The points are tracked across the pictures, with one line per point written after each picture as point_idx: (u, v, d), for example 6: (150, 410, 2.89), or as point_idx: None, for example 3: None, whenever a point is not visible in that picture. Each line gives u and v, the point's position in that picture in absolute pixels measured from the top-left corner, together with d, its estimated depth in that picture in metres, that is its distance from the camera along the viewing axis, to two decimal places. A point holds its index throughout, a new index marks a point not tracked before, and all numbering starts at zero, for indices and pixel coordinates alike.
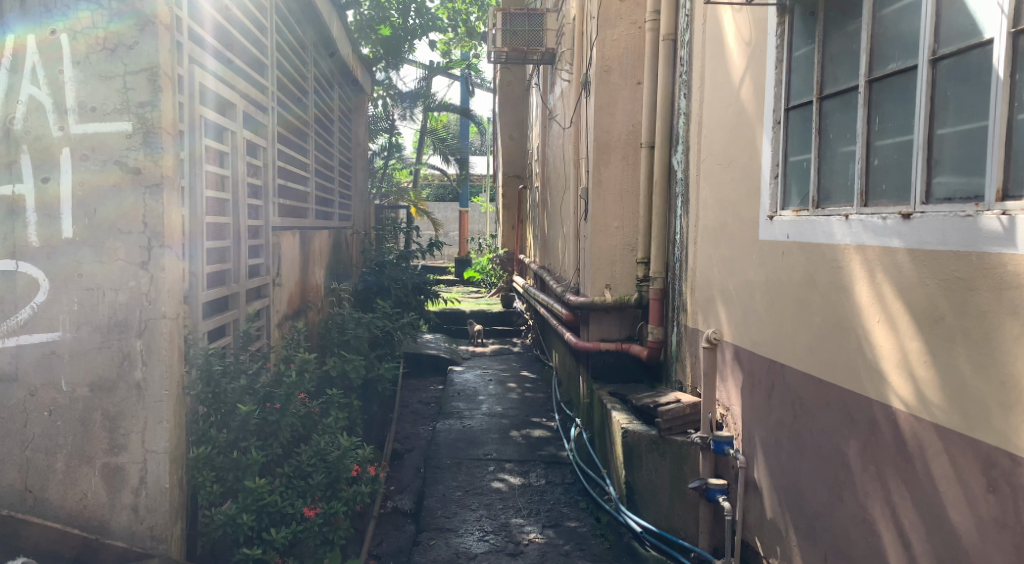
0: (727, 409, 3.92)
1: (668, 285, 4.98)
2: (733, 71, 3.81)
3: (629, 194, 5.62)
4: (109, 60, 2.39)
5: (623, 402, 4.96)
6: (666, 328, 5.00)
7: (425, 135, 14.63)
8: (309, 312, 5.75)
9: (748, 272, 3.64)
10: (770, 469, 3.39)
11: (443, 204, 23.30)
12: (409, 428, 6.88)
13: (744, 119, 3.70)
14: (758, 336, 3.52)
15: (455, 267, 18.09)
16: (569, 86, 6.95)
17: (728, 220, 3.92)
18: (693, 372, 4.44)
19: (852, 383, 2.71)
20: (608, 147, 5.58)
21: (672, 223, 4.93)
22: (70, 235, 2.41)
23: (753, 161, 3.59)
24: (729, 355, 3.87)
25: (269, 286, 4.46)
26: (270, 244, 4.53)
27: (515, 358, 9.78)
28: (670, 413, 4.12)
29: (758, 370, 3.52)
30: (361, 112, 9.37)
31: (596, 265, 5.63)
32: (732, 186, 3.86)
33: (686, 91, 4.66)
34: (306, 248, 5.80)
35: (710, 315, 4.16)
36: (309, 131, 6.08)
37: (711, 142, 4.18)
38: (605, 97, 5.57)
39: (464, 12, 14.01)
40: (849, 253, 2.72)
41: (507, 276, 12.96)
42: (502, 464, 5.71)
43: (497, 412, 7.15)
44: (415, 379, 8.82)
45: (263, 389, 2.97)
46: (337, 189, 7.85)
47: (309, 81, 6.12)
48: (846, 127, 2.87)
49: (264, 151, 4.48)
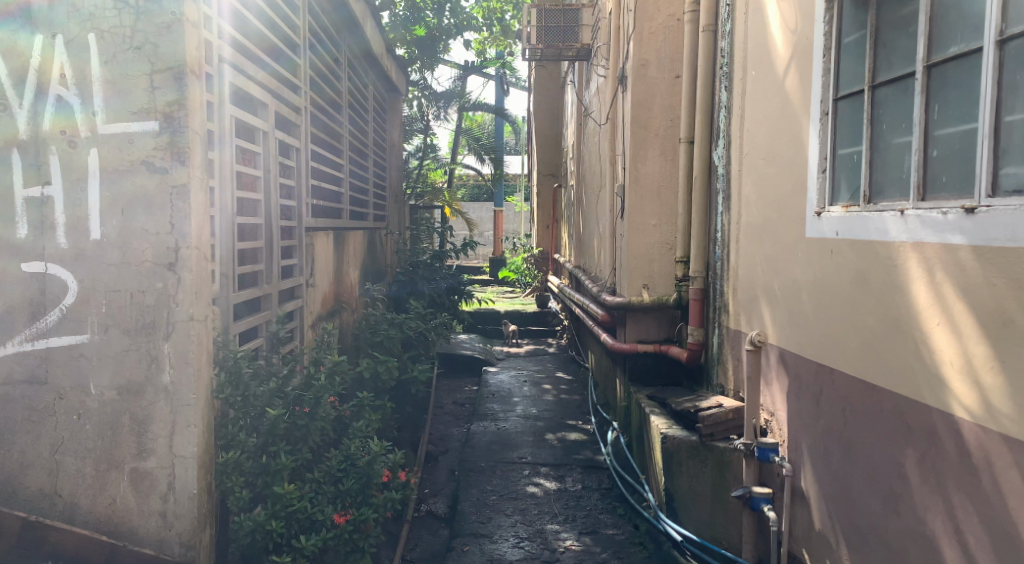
0: (772, 414, 3.76)
1: (708, 285, 4.82)
2: (778, 61, 3.65)
3: (667, 191, 5.47)
4: (136, 58, 2.35)
5: (662, 406, 4.82)
6: (707, 329, 4.84)
7: (460, 135, 14.62)
8: (344, 312, 5.73)
9: (794, 272, 3.48)
10: (818, 478, 3.23)
11: (478, 204, 23.30)
12: (443, 430, 6.83)
13: (789, 111, 3.54)
14: (805, 338, 3.36)
15: (490, 266, 18.06)
16: (605, 82, 6.82)
17: (772, 217, 3.75)
18: (736, 375, 4.28)
19: (909, 389, 2.55)
20: (645, 143, 5.44)
21: (712, 221, 4.77)
22: (98, 235, 2.38)
23: (799, 155, 3.43)
24: (773, 358, 3.71)
25: (303, 286, 4.44)
26: (303, 245, 4.50)
27: (551, 359, 9.67)
28: (712, 418, 3.98)
29: (805, 373, 3.36)
30: (395, 112, 9.36)
31: (634, 264, 5.49)
32: (776, 181, 3.70)
33: (727, 83, 4.50)
34: (340, 249, 5.78)
35: (754, 316, 4.00)
36: (343, 131, 6.06)
37: (754, 136, 4.02)
38: (643, 92, 5.43)
39: (499, 11, 13.99)
40: (906, 250, 2.56)
41: (542, 276, 12.85)
42: (538, 468, 5.61)
43: (532, 414, 7.05)
44: (450, 380, 8.78)
45: (293, 392, 2.92)
46: (371, 189, 7.83)
47: (343, 81, 6.10)
48: (901, 116, 2.71)
49: (297, 150, 4.45)
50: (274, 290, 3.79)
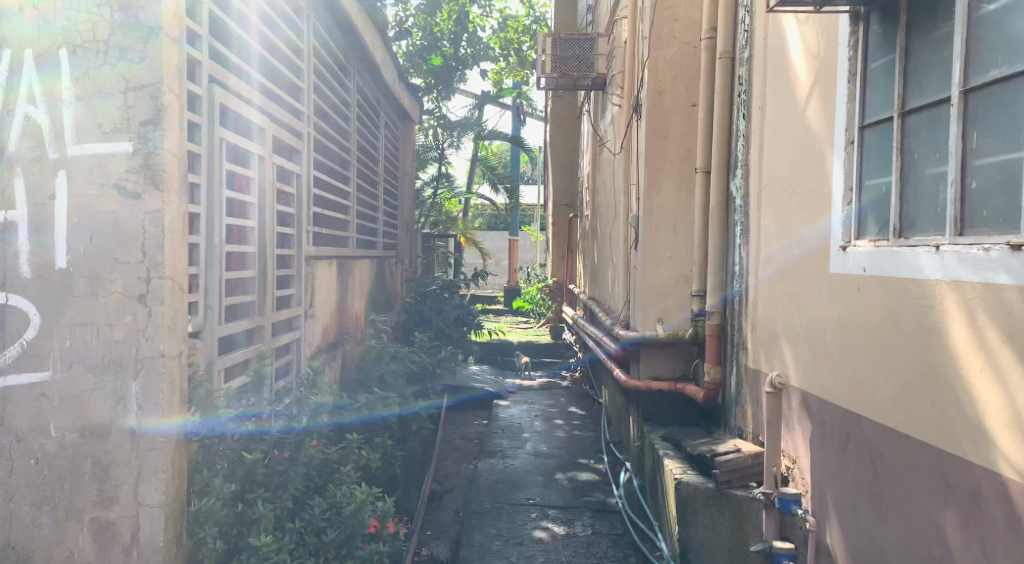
0: (794, 461, 3.50)
1: (726, 320, 4.60)
2: (799, 88, 3.48)
3: (682, 221, 5.28)
4: (109, 75, 2.23)
5: (677, 449, 4.57)
6: (724, 367, 4.60)
7: (477, 164, 14.56)
8: (347, 344, 5.57)
9: (817, 310, 3.26)
10: (845, 534, 2.96)
11: (494, 233, 23.22)
12: (449, 467, 6.60)
13: (811, 140, 3.35)
14: (829, 381, 3.12)
15: (505, 296, 17.89)
16: (620, 111, 6.68)
17: (794, 251, 3.54)
18: (755, 418, 4.04)
19: (947, 441, 2.31)
20: (660, 173, 5.27)
21: (729, 254, 4.56)
22: (64, 265, 2.24)
23: (823, 186, 3.23)
24: (796, 401, 3.46)
25: (300, 317, 4.29)
26: (302, 274, 4.35)
27: (564, 392, 9.42)
28: (730, 464, 3.72)
29: (830, 420, 3.11)
30: (408, 140, 9.29)
31: (647, 297, 5.28)
32: (798, 213, 3.49)
33: (745, 112, 4.32)
34: (345, 278, 5.63)
35: (774, 356, 3.77)
36: (351, 158, 5.94)
37: (774, 166, 3.82)
38: (657, 120, 5.27)
39: (516, 41, 14.00)
40: (942, 289, 2.34)
41: (557, 307, 12.66)
42: (546, 510, 5.35)
43: (542, 452, 6.78)
44: (458, 413, 8.56)
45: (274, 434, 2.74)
46: (381, 218, 7.72)
47: (351, 108, 6.00)
48: (933, 145, 2.50)
49: (298, 177, 4.33)
50: (267, 322, 3.63)
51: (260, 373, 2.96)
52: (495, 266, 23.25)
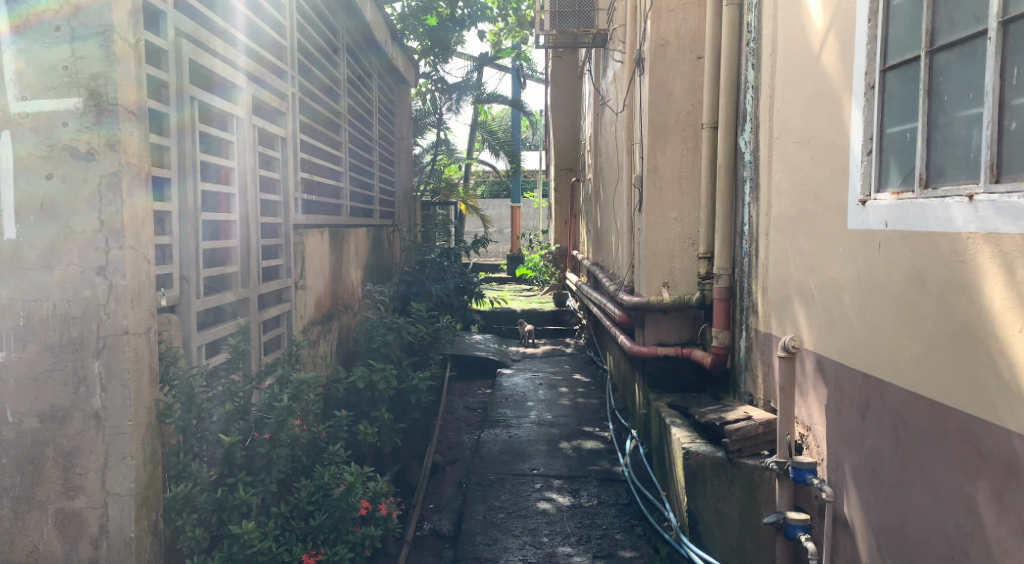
0: (808, 429, 3.33)
1: (734, 283, 4.40)
2: (814, 31, 3.23)
3: (688, 181, 5.05)
4: (53, 24, 2.03)
5: (684, 416, 4.41)
6: (733, 332, 4.42)
7: (476, 129, 14.20)
8: (343, 316, 5.39)
9: (833, 270, 3.06)
10: (864, 505, 2.80)
11: (496, 200, 22.93)
12: (452, 437, 6.48)
13: (827, 86, 3.11)
14: (847, 345, 2.93)
15: (508, 264, 17.67)
16: (622, 68, 6.41)
17: (808, 207, 3.33)
18: (766, 384, 3.86)
19: (980, 408, 2.12)
20: (665, 130, 5.03)
21: (738, 214, 4.35)
22: (13, 235, 2.07)
23: (840, 136, 3.01)
24: (810, 366, 3.28)
25: (290, 289, 4.12)
26: (291, 243, 4.16)
27: (568, 359, 9.28)
28: (741, 432, 3.55)
29: (848, 385, 2.93)
30: (404, 105, 9.01)
31: (652, 261, 5.08)
32: (812, 166, 3.27)
33: (754, 62, 4.07)
34: (339, 248, 5.43)
35: (786, 318, 3.58)
36: (342, 122, 5.70)
37: (786, 118, 3.59)
38: (661, 74, 5.01)
39: (514, 1, 13.56)
40: (975, 243, 2.14)
41: (560, 273, 12.46)
42: (550, 481, 5.23)
43: (547, 421, 6.64)
44: (461, 383, 8.43)
45: (253, 414, 2.61)
46: (377, 185, 7.49)
47: (341, 69, 5.73)
48: (965, 84, 2.28)
49: (282, 141, 4.11)
50: (252, 294, 3.46)
51: (240, 349, 2.79)
52: (498, 233, 23.02)
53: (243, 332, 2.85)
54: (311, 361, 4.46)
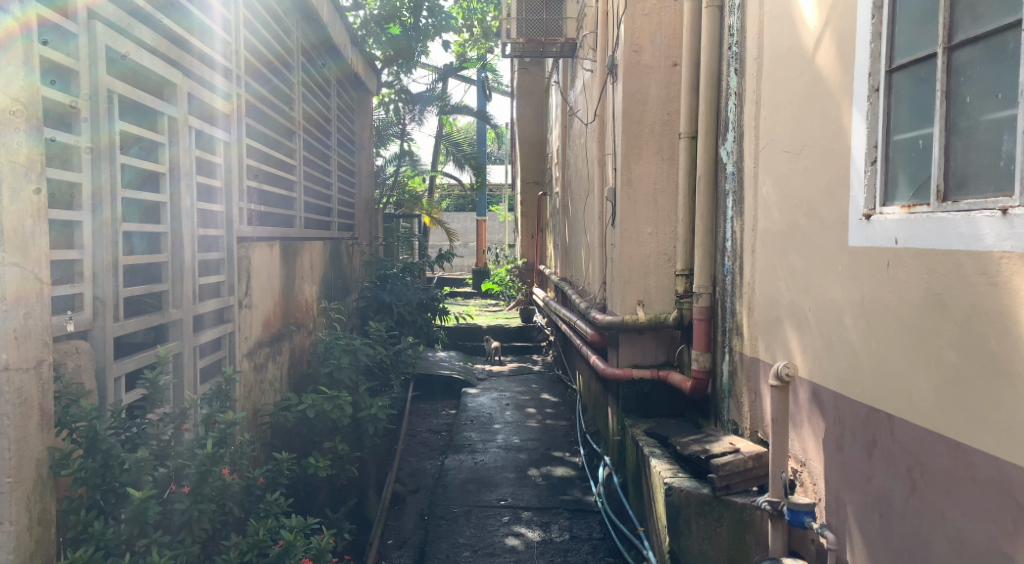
0: (803, 463, 3.05)
1: (715, 302, 4.13)
2: (807, 31, 2.98)
3: (664, 193, 4.78)
4: None
5: (663, 445, 4.10)
6: (714, 354, 4.15)
7: (441, 141, 13.86)
8: (295, 336, 5.00)
9: (832, 290, 2.79)
10: (871, 551, 2.53)
11: (461, 213, 22.62)
12: (414, 464, 6.11)
13: (822, 91, 2.86)
14: (849, 374, 2.67)
15: (473, 278, 17.32)
16: (593, 76, 6.14)
17: (801, 221, 3.07)
18: (753, 412, 3.58)
19: (1016, 452, 1.86)
20: (640, 140, 4.76)
21: (719, 229, 4.08)
22: None
23: (839, 143, 2.74)
24: (805, 395, 3.01)
25: (232, 308, 3.74)
26: (234, 258, 3.77)
27: (535, 378, 8.96)
28: (728, 468, 3.26)
29: (850, 416, 2.66)
30: (366, 113, 8.65)
31: (626, 278, 4.79)
32: (806, 178, 3.02)
33: (736, 66, 3.83)
34: (291, 263, 5.04)
35: (776, 341, 3.31)
36: (296, 128, 5.32)
37: (773, 126, 3.35)
38: (635, 81, 4.74)
39: (479, 11, 13.29)
40: (1011, 263, 1.89)
41: (526, 288, 12.18)
42: (518, 513, 4.88)
43: (514, 445, 6.29)
44: (425, 404, 8.06)
45: (174, 461, 2.22)
46: (336, 196, 7.11)
47: (295, 71, 5.36)
48: (991, 84, 2.04)
49: (225, 144, 3.73)
50: (186, 316, 3.06)
51: (160, 380, 2.40)
52: (462, 247, 22.76)
53: (165, 361, 2.46)
54: (256, 387, 4.07)
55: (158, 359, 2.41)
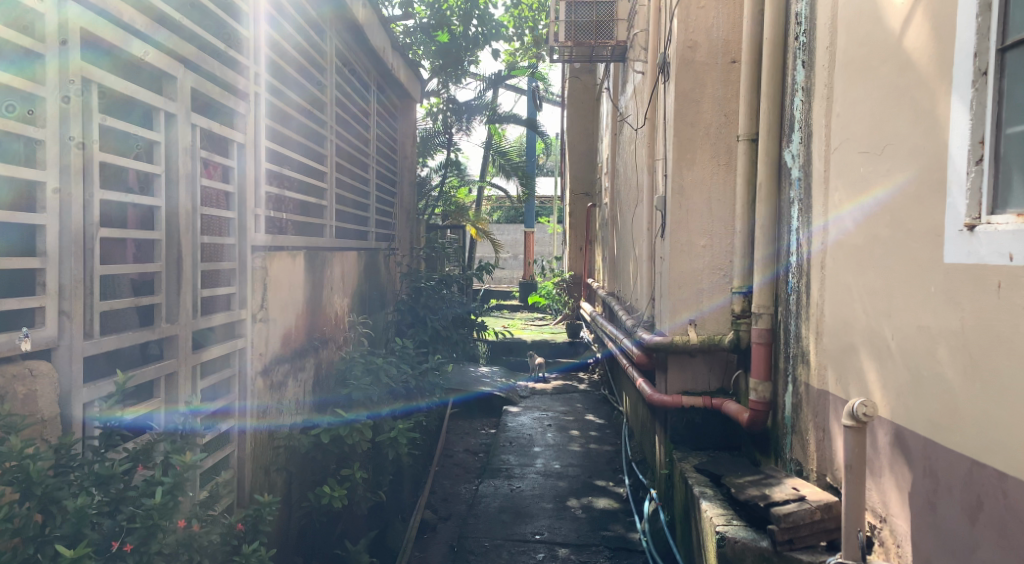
0: (883, 519, 2.59)
1: (777, 324, 3.68)
2: (893, 10, 2.55)
3: (720, 202, 4.34)
4: None
5: (716, 485, 3.65)
6: (775, 383, 3.68)
7: (490, 151, 13.58)
8: (322, 350, 4.72)
9: (922, 316, 2.34)
10: None
11: (509, 225, 22.39)
12: (448, 488, 5.76)
13: (911, 78, 2.42)
14: (945, 419, 2.21)
15: (521, 290, 16.98)
16: (644, 78, 5.73)
17: (881, 233, 2.62)
18: (820, 453, 3.12)
19: None
20: (693, 144, 4.34)
21: (782, 241, 3.64)
22: None
23: (932, 139, 2.30)
24: (887, 439, 2.55)
25: (244, 322, 3.47)
26: (248, 267, 3.51)
27: (580, 396, 8.53)
28: (793, 519, 2.80)
29: (945, 471, 2.21)
30: (408, 120, 8.39)
31: (676, 294, 4.36)
32: (888, 183, 2.57)
33: (804, 59, 3.39)
34: (319, 274, 4.77)
35: (849, 373, 2.86)
36: (328, 133, 5.08)
37: (848, 124, 2.91)
38: (688, 80, 4.33)
39: (530, 19, 13.02)
40: None
41: (574, 302, 11.77)
42: (555, 550, 4.47)
43: (554, 471, 5.89)
44: (463, 421, 7.73)
45: (125, 508, 1.86)
46: (374, 206, 6.85)
47: (327, 73, 5.11)
48: None
49: (240, 146, 3.47)
50: (183, 331, 2.78)
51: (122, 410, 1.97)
52: (510, 260, 22.48)
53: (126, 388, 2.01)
54: (272, 406, 3.79)
55: (117, 386, 1.99)
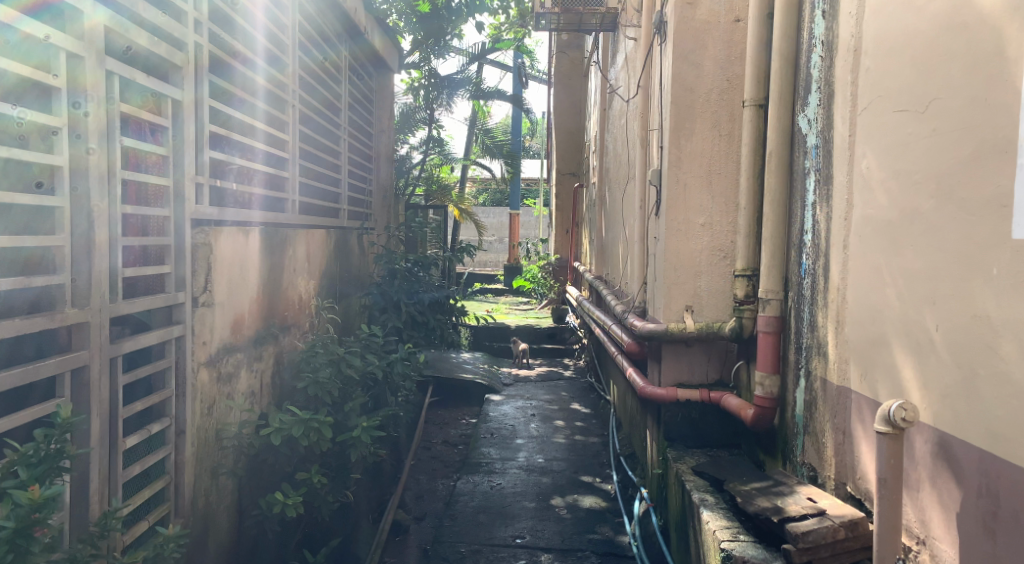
0: (923, 542, 2.19)
1: (787, 311, 3.28)
2: None
3: (721, 176, 3.93)
4: None
5: (718, 491, 3.26)
6: (784, 377, 3.30)
7: (473, 130, 13.08)
8: (283, 339, 4.29)
9: (979, 306, 1.94)
10: None
11: (494, 207, 21.93)
12: (424, 484, 5.36)
13: (968, 17, 2.01)
14: (1011, 429, 1.82)
15: (506, 274, 16.56)
16: (637, 45, 5.27)
17: (923, 205, 2.22)
18: (839, 459, 2.74)
19: None
20: (693, 111, 3.91)
21: (794, 217, 3.24)
22: None
23: (997, 88, 1.89)
24: (930, 449, 2.15)
25: (184, 308, 3.02)
26: (188, 244, 3.06)
27: (566, 385, 8.15)
28: (812, 538, 2.41)
29: (1008, 491, 1.82)
30: (386, 92, 7.88)
31: (672, 277, 3.95)
32: (935, 147, 2.16)
33: (824, 9, 2.96)
34: (280, 255, 4.32)
35: (877, 368, 2.47)
36: (290, 98, 4.55)
37: (881, 79, 2.49)
38: (688, 40, 3.90)
39: None
40: None
41: (559, 286, 11.38)
42: (538, 556, 4.09)
43: (537, 465, 5.49)
44: (442, 411, 7.32)
45: None
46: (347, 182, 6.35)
47: (290, 31, 4.58)
48: None
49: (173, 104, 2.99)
50: (96, 318, 2.34)
51: None
52: (495, 243, 22.06)
53: None
54: (221, 403, 3.36)
55: None
